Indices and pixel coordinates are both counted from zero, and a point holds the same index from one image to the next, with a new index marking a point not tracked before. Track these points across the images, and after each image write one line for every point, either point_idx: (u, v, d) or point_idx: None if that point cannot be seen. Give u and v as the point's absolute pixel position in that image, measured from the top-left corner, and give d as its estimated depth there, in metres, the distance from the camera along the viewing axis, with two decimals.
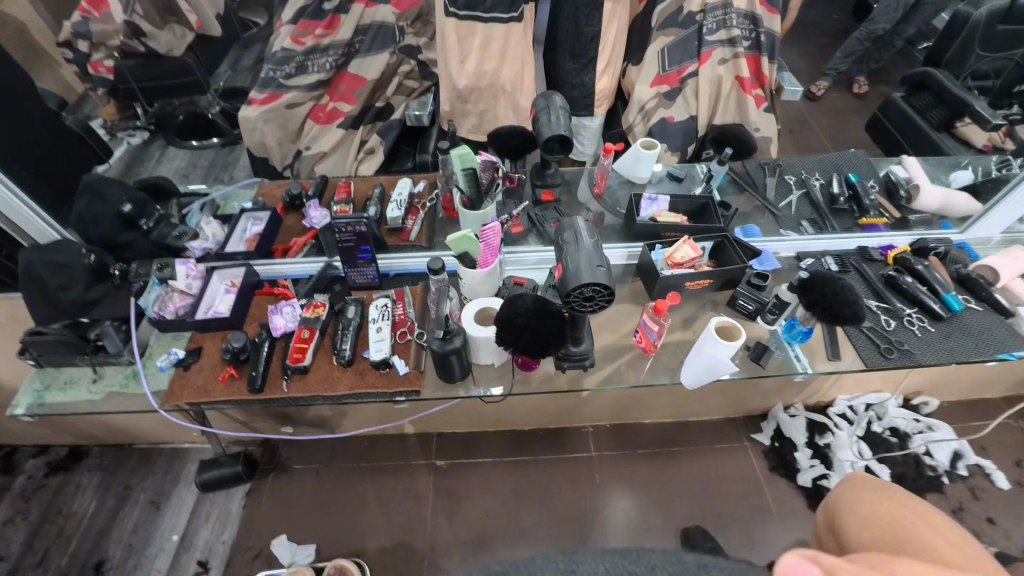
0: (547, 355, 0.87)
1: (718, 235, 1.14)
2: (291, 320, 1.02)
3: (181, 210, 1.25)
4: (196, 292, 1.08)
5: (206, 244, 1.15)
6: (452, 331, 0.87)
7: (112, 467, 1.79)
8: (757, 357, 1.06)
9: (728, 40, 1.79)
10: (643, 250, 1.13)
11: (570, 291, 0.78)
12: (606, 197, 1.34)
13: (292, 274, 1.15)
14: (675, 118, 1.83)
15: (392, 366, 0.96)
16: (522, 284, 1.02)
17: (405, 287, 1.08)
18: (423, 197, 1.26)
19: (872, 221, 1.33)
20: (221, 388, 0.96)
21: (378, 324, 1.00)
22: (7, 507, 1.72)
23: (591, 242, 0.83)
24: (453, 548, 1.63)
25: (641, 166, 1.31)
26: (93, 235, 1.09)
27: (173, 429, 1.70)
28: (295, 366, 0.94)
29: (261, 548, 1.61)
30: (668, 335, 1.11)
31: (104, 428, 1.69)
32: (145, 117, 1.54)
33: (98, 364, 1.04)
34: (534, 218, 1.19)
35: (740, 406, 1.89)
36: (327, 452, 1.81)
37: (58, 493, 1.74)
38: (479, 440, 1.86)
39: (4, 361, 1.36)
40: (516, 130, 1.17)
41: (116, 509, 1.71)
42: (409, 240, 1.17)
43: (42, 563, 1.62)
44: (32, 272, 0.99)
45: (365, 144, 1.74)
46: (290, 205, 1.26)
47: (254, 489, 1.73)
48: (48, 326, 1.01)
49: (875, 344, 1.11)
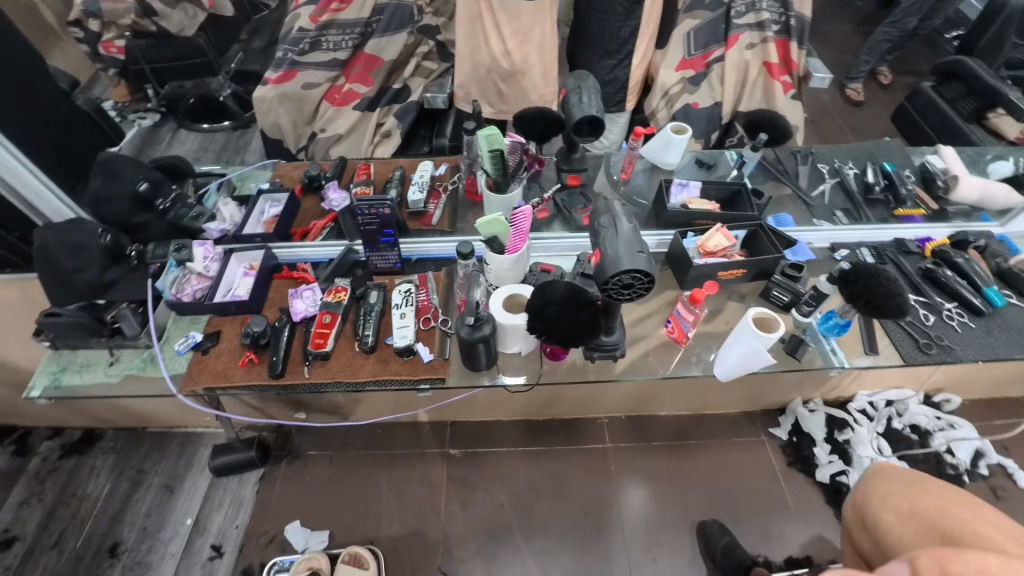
0: (579, 345, 0.83)
1: (752, 224, 1.10)
2: (311, 305, 0.99)
3: (197, 190, 1.21)
4: (213, 275, 1.06)
5: (223, 226, 1.12)
6: (480, 319, 0.84)
7: (125, 450, 1.79)
8: (792, 350, 1.03)
9: (756, 24, 1.73)
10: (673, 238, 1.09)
11: (608, 279, 0.75)
12: (632, 183, 1.30)
13: (313, 259, 1.13)
14: (699, 104, 1.77)
15: (415, 354, 0.93)
16: (549, 271, 0.99)
17: (428, 273, 1.05)
18: (444, 180, 1.22)
19: (907, 212, 1.28)
20: (240, 374, 0.93)
21: (401, 310, 0.97)
22: (22, 488, 1.72)
23: (631, 228, 0.80)
24: (467, 539, 1.61)
25: (672, 152, 1.27)
26: (106, 216, 1.06)
27: (187, 413, 1.69)
28: (317, 352, 0.92)
29: (274, 534, 1.60)
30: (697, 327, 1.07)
31: (118, 411, 1.69)
32: (156, 99, 1.56)
33: (115, 347, 1.01)
34: (560, 204, 1.14)
35: (757, 401, 1.86)
36: (339, 439, 1.80)
37: (72, 475, 1.74)
38: (492, 431, 1.84)
39: (19, 341, 1.35)
40: (544, 113, 1.08)
41: (130, 492, 1.70)
42: (431, 225, 1.13)
43: (57, 544, 1.62)
44: (47, 254, 0.96)
45: (381, 127, 1.69)
46: (307, 187, 1.22)
47: (267, 475, 1.72)
48: (63, 308, 0.98)
49: (914, 339, 1.07)
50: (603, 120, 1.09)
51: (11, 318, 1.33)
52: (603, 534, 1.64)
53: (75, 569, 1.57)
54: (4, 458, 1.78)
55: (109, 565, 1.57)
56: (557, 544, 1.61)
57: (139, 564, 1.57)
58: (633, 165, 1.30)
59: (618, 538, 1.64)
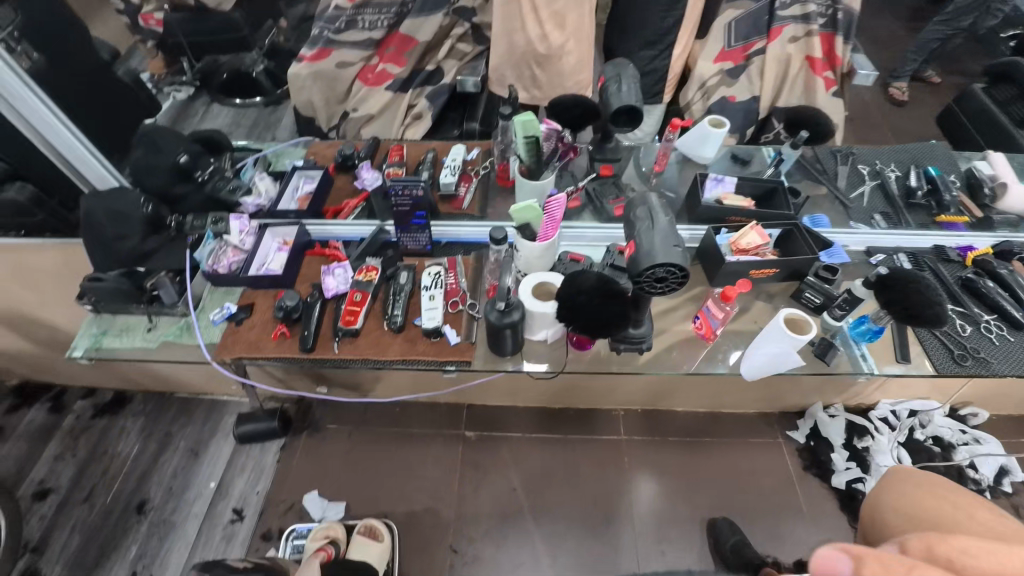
0: (607, 336, 0.83)
1: (788, 223, 1.08)
2: (343, 283, 1.00)
3: (234, 164, 1.24)
4: (248, 249, 1.08)
5: (259, 201, 1.17)
6: (511, 306, 0.85)
7: (154, 413, 1.85)
8: (821, 354, 1.01)
9: (802, 15, 1.67)
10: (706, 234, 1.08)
11: (641, 272, 0.75)
12: (665, 175, 1.29)
13: (344, 237, 1.14)
14: (736, 98, 1.72)
15: (442, 336, 0.94)
16: (579, 260, 1.00)
17: (457, 257, 1.06)
18: (476, 164, 1.22)
19: (950, 220, 1.24)
20: (272, 346, 0.96)
21: (430, 292, 0.98)
22: (58, 444, 1.80)
23: (666, 222, 0.79)
24: (479, 519, 1.64)
25: (709, 145, 1.25)
26: (147, 186, 1.08)
27: (213, 381, 1.75)
28: (347, 328, 0.94)
29: (293, 502, 1.65)
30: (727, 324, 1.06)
31: (148, 375, 1.75)
32: (190, 71, 1.41)
33: (153, 314, 1.05)
34: (592, 194, 1.14)
35: (775, 402, 1.84)
36: (358, 415, 1.83)
37: (104, 434, 1.81)
38: (507, 416, 1.86)
39: (60, 302, 1.41)
40: (580, 102, 1.07)
41: (157, 454, 1.77)
42: (462, 209, 1.14)
43: (89, 498, 1.69)
44: (91, 219, 0.99)
45: (412, 109, 1.70)
46: (341, 166, 1.23)
47: (288, 445, 1.77)
48: (105, 273, 1.00)
49: (948, 350, 1.04)
50: (641, 111, 1.09)
51: (53, 280, 1.38)
52: (613, 523, 1.65)
53: (104, 523, 1.64)
54: (41, 414, 1.87)
55: (136, 521, 1.64)
56: (567, 531, 1.63)
57: (164, 522, 1.63)
58: (667, 158, 1.29)
59: (627, 529, 1.65)
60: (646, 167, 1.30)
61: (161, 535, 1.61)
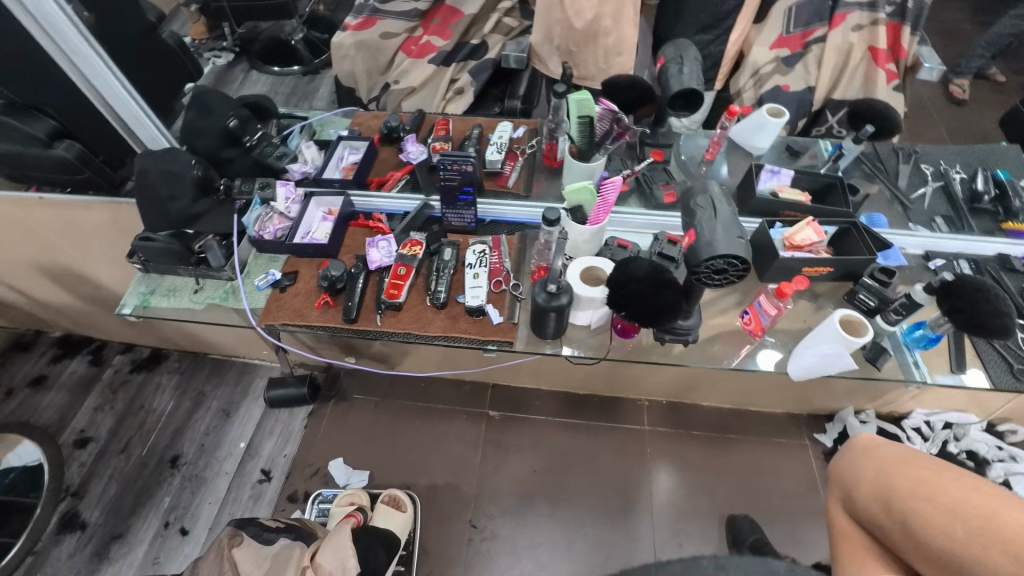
0: (656, 327, 0.82)
1: (845, 221, 1.04)
2: (386, 256, 1.01)
3: (281, 131, 1.24)
4: (294, 217, 1.08)
5: (304, 168, 1.15)
6: (559, 290, 0.83)
7: (188, 372, 1.91)
8: (873, 359, 0.98)
9: (868, 3, 1.57)
10: (759, 228, 1.04)
11: (700, 263, 0.74)
12: (717, 164, 1.25)
13: (387, 210, 1.14)
14: (791, 87, 1.65)
15: (485, 315, 0.93)
16: (626, 246, 0.98)
17: (501, 236, 1.04)
18: (522, 143, 1.20)
19: (1018, 228, 1.15)
20: (315, 314, 0.97)
21: (474, 270, 0.97)
22: (97, 395, 1.87)
23: (728, 213, 0.77)
24: (499, 498, 1.66)
25: (763, 135, 1.20)
26: (198, 148, 1.10)
27: (246, 344, 1.78)
28: (390, 302, 0.93)
29: (319, 467, 1.69)
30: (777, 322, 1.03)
31: (185, 335, 1.80)
32: (230, 38, 1.60)
33: (200, 276, 1.06)
34: (643, 179, 1.11)
35: (804, 404, 1.80)
36: (383, 389, 1.85)
37: (141, 389, 1.88)
38: (531, 399, 1.86)
39: (105, 258, 1.45)
40: (635, 83, 1.06)
41: (190, 412, 1.82)
42: (507, 187, 1.11)
43: (126, 450, 1.76)
44: (143, 179, 0.99)
45: (455, 83, 1.64)
46: (385, 138, 1.22)
47: (316, 411, 1.81)
48: (155, 234, 1.01)
49: (1007, 363, 1.00)
50: (700, 95, 1.03)
51: (100, 237, 1.41)
52: (631, 513, 1.65)
53: (140, 474, 1.71)
54: (82, 366, 1.94)
55: (170, 475, 1.70)
56: (585, 516, 1.64)
57: (196, 478, 1.69)
58: (719, 147, 1.24)
59: (646, 517, 1.65)
60: (695, 156, 1.26)
61: (193, 489, 1.67)
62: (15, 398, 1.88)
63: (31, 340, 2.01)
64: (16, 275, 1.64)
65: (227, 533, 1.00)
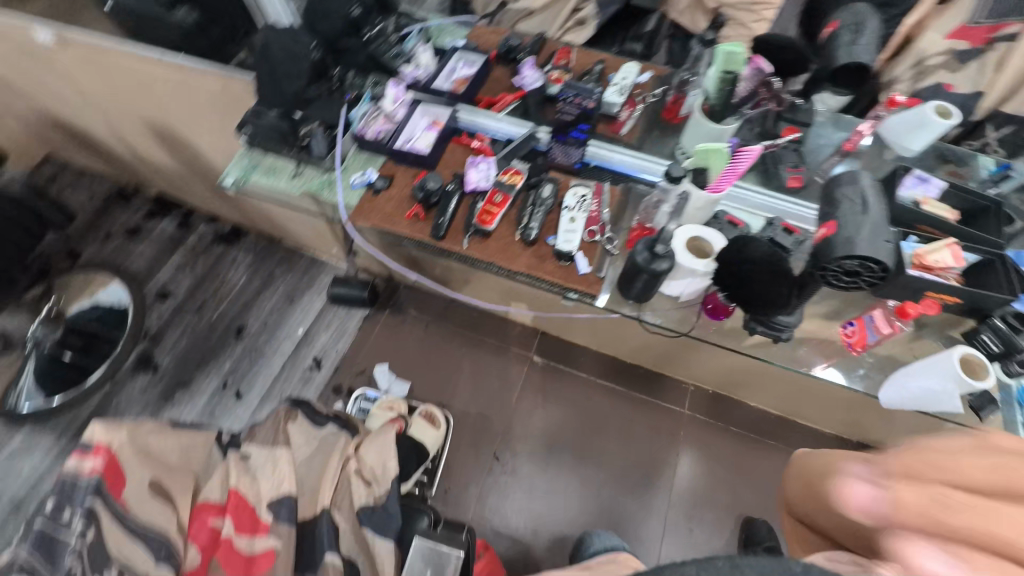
0: (755, 313, 0.78)
1: (993, 252, 0.91)
2: (484, 180, 0.97)
3: (398, 29, 1.20)
4: (398, 120, 1.06)
5: (416, 73, 1.11)
6: (662, 254, 0.79)
7: (263, 254, 2.01)
8: (977, 408, 0.89)
9: None
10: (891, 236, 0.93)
11: (831, 261, 0.70)
12: (855, 157, 1.09)
13: (492, 133, 1.08)
14: None
15: (573, 262, 0.90)
16: (737, 225, 0.91)
17: (605, 185, 0.99)
18: (645, 90, 1.10)
19: None
20: (405, 224, 0.96)
21: (571, 213, 0.93)
22: (182, 255, 2.01)
23: (876, 211, 0.71)
24: (525, 440, 1.70)
25: (923, 135, 1.03)
26: (320, 30, 1.05)
27: (319, 239, 1.85)
28: (480, 227, 0.92)
29: (365, 369, 1.78)
30: (879, 344, 0.95)
31: (265, 218, 1.87)
32: None
33: (301, 161, 1.07)
34: (769, 157, 1.01)
35: (859, 430, 1.70)
36: (435, 312, 1.89)
37: (219, 259, 2.00)
38: (576, 357, 1.85)
39: (208, 128, 1.49)
40: (794, 43, 0.95)
41: (260, 290, 1.93)
42: (619, 134, 1.05)
43: (199, 310, 1.90)
44: (267, 55, 1.00)
45: (578, 12, 1.52)
46: (502, 57, 1.16)
47: (371, 317, 1.87)
48: (268, 111, 1.03)
49: None
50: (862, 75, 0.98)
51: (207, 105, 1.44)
52: (649, 488, 1.66)
53: (208, 335, 1.85)
54: (172, 226, 2.07)
55: (233, 342, 1.83)
56: (603, 477, 1.66)
57: (255, 351, 1.81)
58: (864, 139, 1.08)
59: (663, 494, 1.66)
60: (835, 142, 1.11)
61: (252, 359, 1.80)
62: (112, 242, 2.04)
63: (131, 192, 2.15)
64: (127, 128, 1.73)
65: (285, 406, 1.05)
